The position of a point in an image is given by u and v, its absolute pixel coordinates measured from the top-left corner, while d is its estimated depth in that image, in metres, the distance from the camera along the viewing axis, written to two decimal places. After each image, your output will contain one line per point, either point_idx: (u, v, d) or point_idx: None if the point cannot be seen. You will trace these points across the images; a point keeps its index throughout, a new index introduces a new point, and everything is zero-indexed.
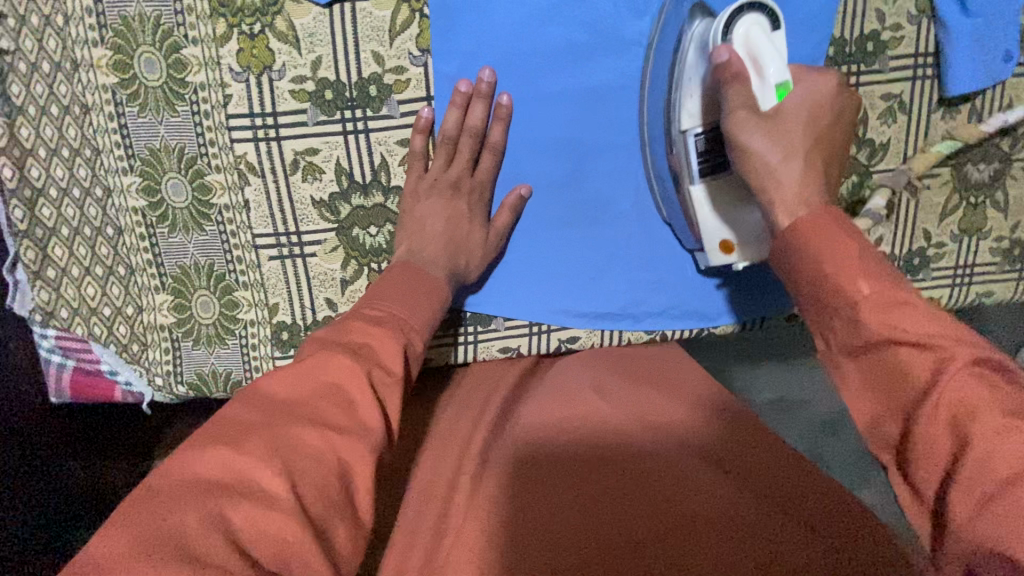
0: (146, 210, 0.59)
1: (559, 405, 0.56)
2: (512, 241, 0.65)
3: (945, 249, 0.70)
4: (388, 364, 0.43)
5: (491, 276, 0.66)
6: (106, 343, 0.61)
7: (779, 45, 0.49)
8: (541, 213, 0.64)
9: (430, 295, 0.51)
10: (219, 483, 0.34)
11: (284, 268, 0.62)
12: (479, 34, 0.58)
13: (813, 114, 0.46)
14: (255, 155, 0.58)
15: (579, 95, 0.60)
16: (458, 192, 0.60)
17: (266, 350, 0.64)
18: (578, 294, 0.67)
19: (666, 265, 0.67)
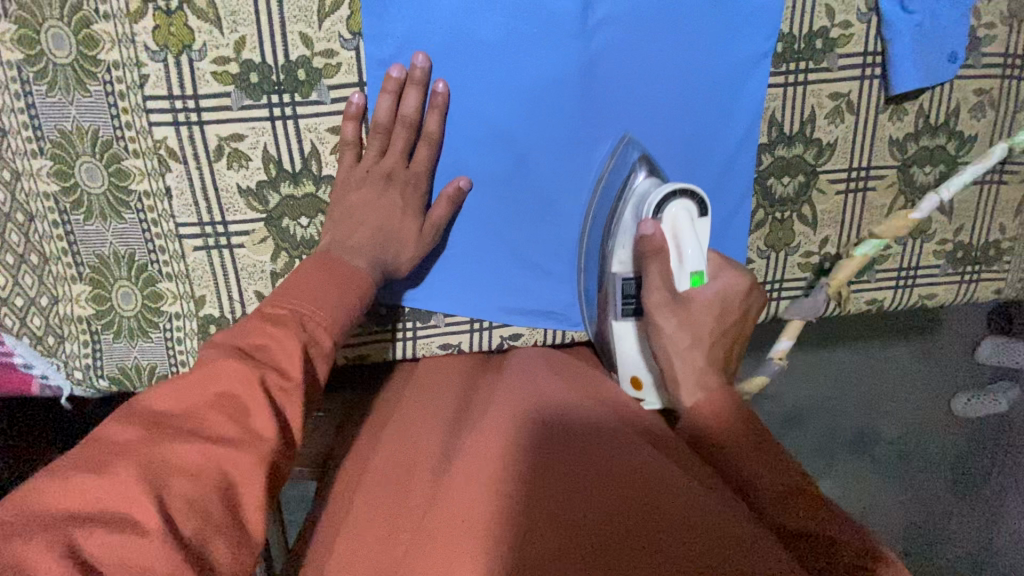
0: (60, 196, 0.56)
1: (529, 391, 0.55)
2: (452, 234, 0.63)
3: (889, 251, 0.70)
4: (287, 367, 0.42)
5: (429, 271, 0.64)
6: (19, 335, 0.58)
7: (702, 231, 0.55)
8: (482, 207, 0.62)
9: (349, 291, 0.49)
10: (84, 508, 0.34)
11: (211, 259, 0.59)
12: (413, 18, 0.55)
13: (723, 309, 0.52)
14: (176, 140, 0.55)
15: (520, 85, 0.58)
16: (391, 184, 0.58)
17: (192, 345, 0.61)
18: (519, 290, 0.65)
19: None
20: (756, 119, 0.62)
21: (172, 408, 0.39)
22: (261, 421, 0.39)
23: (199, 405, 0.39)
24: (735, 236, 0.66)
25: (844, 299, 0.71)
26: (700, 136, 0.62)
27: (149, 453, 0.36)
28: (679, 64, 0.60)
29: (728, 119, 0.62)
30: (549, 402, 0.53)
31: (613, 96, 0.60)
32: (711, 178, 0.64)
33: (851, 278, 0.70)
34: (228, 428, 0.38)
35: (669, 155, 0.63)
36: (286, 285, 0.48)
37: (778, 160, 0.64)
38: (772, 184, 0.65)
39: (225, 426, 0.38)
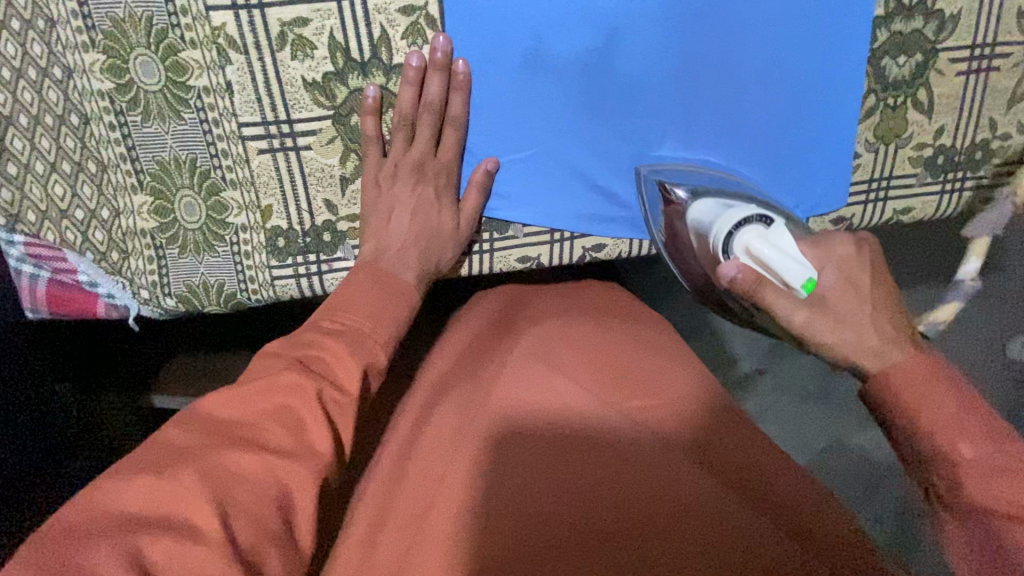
0: (114, 95, 0.51)
1: (555, 384, 0.52)
2: (519, 135, 0.57)
3: (1010, 142, 0.63)
4: (343, 384, 0.43)
5: (509, 188, 0.59)
6: (82, 251, 0.55)
7: (786, 241, 0.45)
8: (558, 100, 0.56)
9: (398, 299, 0.50)
10: (142, 517, 0.35)
11: (277, 162, 0.55)
12: None
13: (853, 285, 0.45)
14: (236, 26, 0.50)
15: None
16: (423, 175, 0.56)
17: (261, 259, 0.57)
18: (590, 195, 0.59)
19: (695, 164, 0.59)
20: None
21: (222, 423, 0.39)
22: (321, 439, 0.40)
23: (253, 418, 0.40)
24: (846, 126, 0.60)
25: (957, 197, 0.64)
26: (809, 19, 0.56)
27: (201, 459, 0.37)
28: None
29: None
30: (572, 399, 0.51)
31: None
32: (823, 56, 0.57)
33: (966, 173, 0.63)
34: (286, 442, 0.39)
35: (777, 32, 0.56)
36: (342, 296, 0.49)
37: (895, 36, 0.58)
38: (887, 65, 0.58)
39: (278, 435, 0.39)
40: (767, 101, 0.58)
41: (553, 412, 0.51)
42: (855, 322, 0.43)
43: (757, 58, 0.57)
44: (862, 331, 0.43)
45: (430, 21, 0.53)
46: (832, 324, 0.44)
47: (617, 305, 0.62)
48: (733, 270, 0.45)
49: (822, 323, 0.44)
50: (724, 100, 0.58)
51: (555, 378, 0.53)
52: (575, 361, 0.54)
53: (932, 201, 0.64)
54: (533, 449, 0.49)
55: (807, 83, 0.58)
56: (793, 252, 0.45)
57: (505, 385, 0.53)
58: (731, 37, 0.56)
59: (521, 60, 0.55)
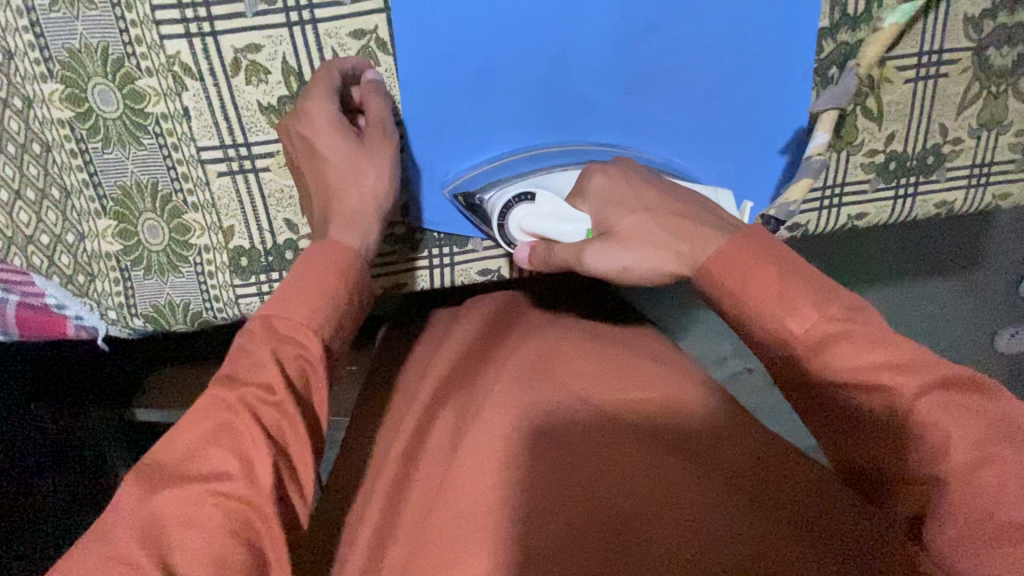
0: (74, 123, 0.53)
1: (561, 369, 0.49)
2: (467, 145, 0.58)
3: (961, 146, 0.64)
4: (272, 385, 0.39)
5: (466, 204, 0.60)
6: (49, 275, 0.56)
7: (548, 202, 0.52)
8: (507, 113, 0.57)
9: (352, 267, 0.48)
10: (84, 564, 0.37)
11: (236, 184, 0.56)
12: None
13: (614, 201, 0.48)
14: (190, 54, 0.52)
15: None
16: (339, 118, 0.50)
17: (225, 279, 0.59)
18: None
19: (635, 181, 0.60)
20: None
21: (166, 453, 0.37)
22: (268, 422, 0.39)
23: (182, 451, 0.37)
24: (796, 136, 0.61)
25: (910, 203, 0.65)
26: (755, 32, 0.57)
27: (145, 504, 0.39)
28: None
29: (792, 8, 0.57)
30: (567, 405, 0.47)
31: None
32: (770, 68, 0.58)
33: (918, 178, 0.65)
34: (230, 464, 0.37)
35: (724, 45, 0.57)
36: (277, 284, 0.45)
37: (841, 47, 0.59)
38: (835, 74, 0.59)
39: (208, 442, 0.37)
40: (713, 111, 0.60)
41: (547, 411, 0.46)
42: (648, 236, 0.45)
43: (705, 71, 0.58)
44: (669, 248, 0.44)
45: (380, 44, 0.54)
46: (626, 247, 0.45)
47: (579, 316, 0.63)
48: (526, 255, 0.52)
49: (614, 244, 0.45)
50: (674, 112, 0.59)
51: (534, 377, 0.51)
52: (562, 358, 0.51)
53: (886, 206, 0.65)
54: (537, 448, 0.42)
55: (756, 95, 0.59)
56: (558, 211, 0.51)
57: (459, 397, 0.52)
58: (680, 52, 0.57)
59: (471, 79, 0.56)
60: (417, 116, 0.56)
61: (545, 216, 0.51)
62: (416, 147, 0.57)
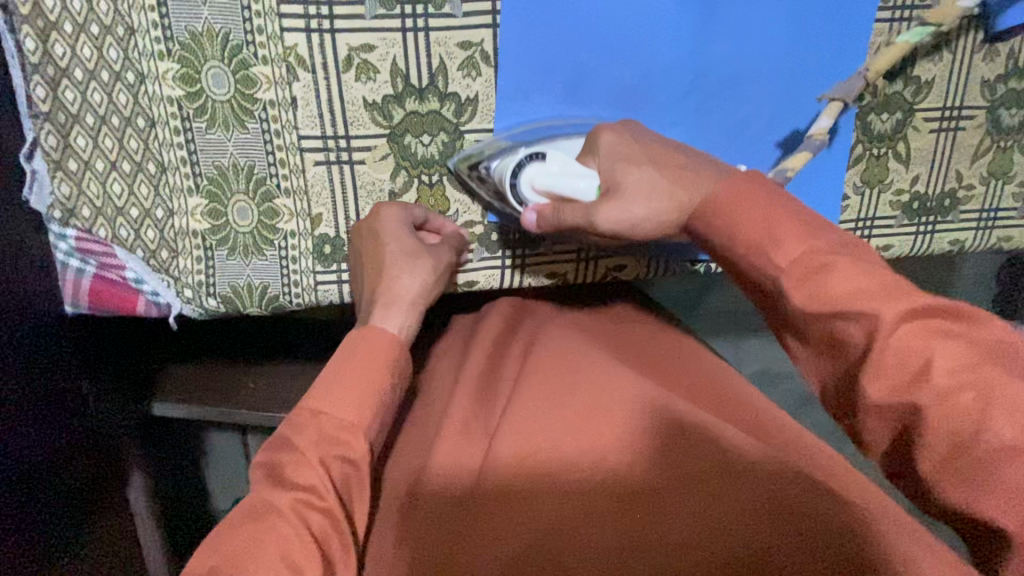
0: (183, 102, 0.54)
1: (571, 365, 0.56)
2: None
3: (973, 192, 0.72)
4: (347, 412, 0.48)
5: None
6: (132, 248, 0.57)
7: (557, 165, 0.52)
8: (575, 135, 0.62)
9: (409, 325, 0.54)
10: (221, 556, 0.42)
11: (331, 174, 0.58)
12: None
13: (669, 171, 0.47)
14: (306, 47, 0.55)
15: (639, 20, 0.59)
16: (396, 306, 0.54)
17: (307, 264, 0.60)
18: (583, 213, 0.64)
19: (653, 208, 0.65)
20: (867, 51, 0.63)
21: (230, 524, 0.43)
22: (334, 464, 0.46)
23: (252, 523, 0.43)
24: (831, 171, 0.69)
25: (929, 239, 0.73)
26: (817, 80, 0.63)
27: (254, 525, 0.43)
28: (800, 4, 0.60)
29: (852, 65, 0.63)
30: (604, 393, 0.53)
31: (738, 34, 0.60)
32: None
33: (936, 218, 0.73)
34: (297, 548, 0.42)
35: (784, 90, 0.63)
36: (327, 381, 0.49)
37: (879, 96, 0.66)
38: (872, 120, 0.67)
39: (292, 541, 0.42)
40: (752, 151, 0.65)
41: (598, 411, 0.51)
42: (647, 192, 0.46)
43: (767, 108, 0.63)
44: (673, 197, 0.46)
45: (484, 56, 0.58)
46: (646, 200, 0.46)
47: (638, 323, 0.67)
48: (532, 215, 0.51)
49: (640, 190, 0.46)
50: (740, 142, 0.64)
51: (583, 365, 0.56)
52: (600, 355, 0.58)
53: (909, 239, 0.73)
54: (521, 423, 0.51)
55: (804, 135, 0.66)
56: (566, 170, 0.51)
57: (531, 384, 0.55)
58: (749, 88, 0.62)
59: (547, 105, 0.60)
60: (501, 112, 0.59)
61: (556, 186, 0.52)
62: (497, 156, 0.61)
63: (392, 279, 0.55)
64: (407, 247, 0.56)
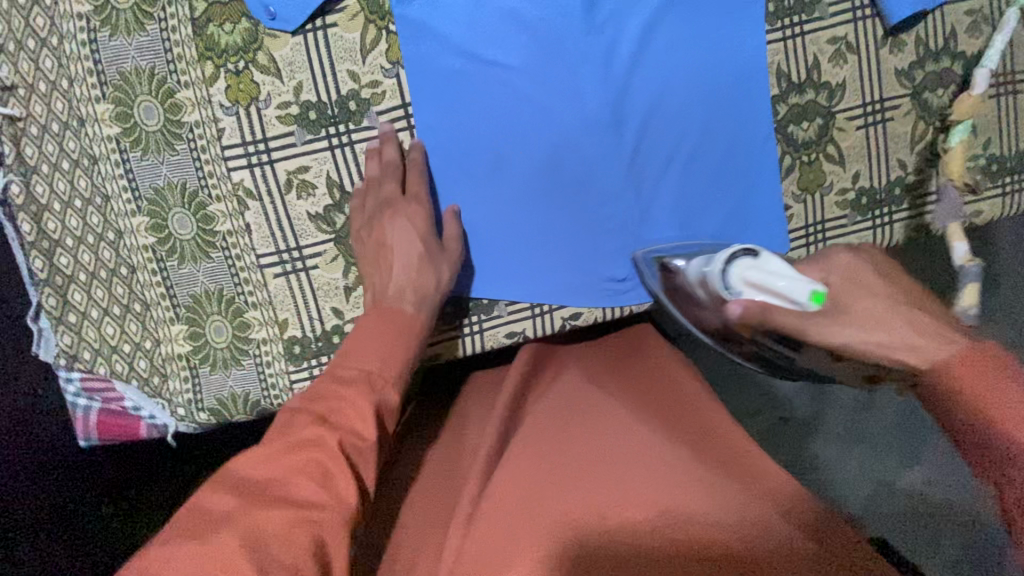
0: (156, 246, 0.63)
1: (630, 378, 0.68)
2: (469, 230, 0.66)
3: (923, 176, 0.71)
4: (362, 419, 0.51)
5: (487, 279, 0.67)
6: (128, 379, 0.63)
7: (772, 263, 0.52)
8: (508, 199, 0.66)
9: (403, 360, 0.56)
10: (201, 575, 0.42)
11: (290, 282, 0.65)
12: (439, 53, 0.62)
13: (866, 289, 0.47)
14: (252, 180, 0.62)
15: (547, 90, 0.64)
16: (412, 235, 0.62)
17: (280, 366, 0.65)
18: (538, 271, 0.68)
19: (598, 256, 0.68)
20: (765, 71, 0.67)
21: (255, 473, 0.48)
22: (345, 487, 0.47)
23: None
24: (769, 184, 0.69)
25: (890, 229, 0.72)
26: (727, 100, 0.67)
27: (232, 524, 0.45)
28: (693, 39, 0.65)
29: (752, 87, 0.67)
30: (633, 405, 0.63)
31: (649, 78, 0.65)
32: (738, 128, 0.67)
33: (891, 208, 0.72)
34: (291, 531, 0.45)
35: (699, 117, 0.67)
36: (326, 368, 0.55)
37: (793, 108, 0.68)
38: (793, 131, 0.69)
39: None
40: (687, 176, 0.68)
41: (623, 396, 0.64)
42: (881, 319, 0.44)
43: (686, 137, 0.67)
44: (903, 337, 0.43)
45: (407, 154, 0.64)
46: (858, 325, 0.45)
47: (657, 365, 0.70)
48: (739, 307, 0.53)
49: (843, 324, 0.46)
50: (670, 172, 0.67)
51: (588, 393, 0.65)
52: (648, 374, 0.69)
53: (867, 235, 0.72)
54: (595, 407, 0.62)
55: (730, 154, 0.68)
56: (782, 269, 0.51)
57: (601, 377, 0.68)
58: (666, 123, 0.66)
59: (473, 181, 0.65)
60: (434, 196, 0.65)
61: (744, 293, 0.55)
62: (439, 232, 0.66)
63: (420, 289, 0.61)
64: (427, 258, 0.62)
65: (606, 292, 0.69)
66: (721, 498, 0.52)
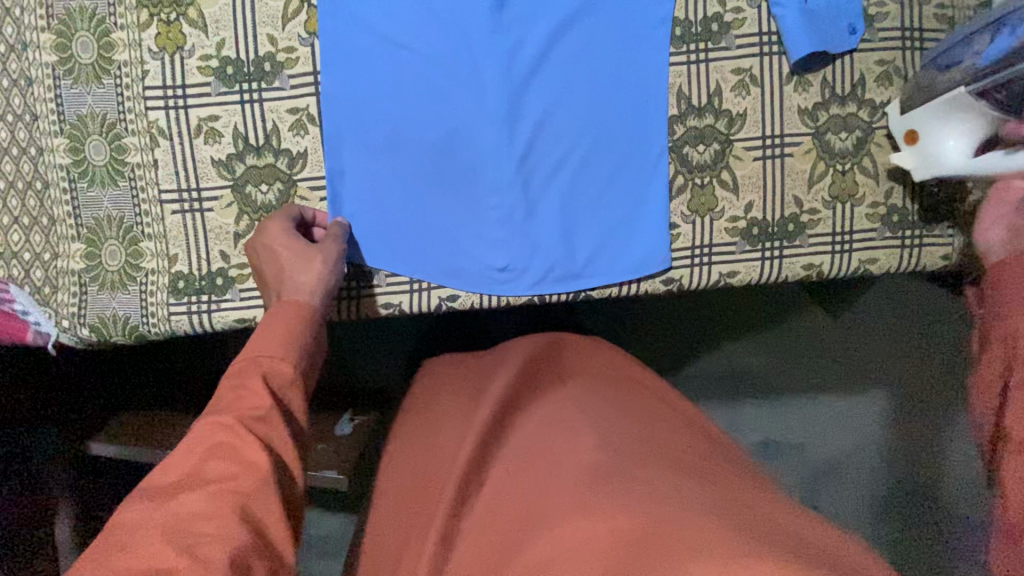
0: (70, 167, 0.68)
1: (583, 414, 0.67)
2: (362, 200, 0.70)
3: (819, 215, 0.72)
4: (257, 403, 0.51)
5: (374, 249, 0.71)
6: (22, 285, 0.69)
7: None
8: (402, 177, 0.69)
9: (297, 347, 0.57)
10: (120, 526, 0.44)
11: (184, 220, 0.69)
12: (352, 30, 0.67)
13: None
14: (166, 120, 0.68)
15: (452, 79, 0.68)
16: (281, 250, 0.63)
17: (163, 298, 0.69)
18: (421, 257, 0.71)
19: (479, 253, 0.71)
20: (664, 90, 0.69)
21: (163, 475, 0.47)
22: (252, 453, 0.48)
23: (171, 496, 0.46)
24: (657, 199, 0.70)
25: (778, 263, 0.72)
26: (623, 112, 0.69)
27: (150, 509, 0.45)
28: (597, 51, 0.68)
29: (649, 103, 0.69)
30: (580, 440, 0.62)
31: (550, 82, 0.68)
32: (632, 141, 0.69)
33: (782, 242, 0.72)
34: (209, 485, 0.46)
35: (595, 126, 0.69)
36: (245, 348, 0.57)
37: (691, 130, 0.70)
38: (689, 152, 0.70)
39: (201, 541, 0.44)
40: (576, 180, 0.69)
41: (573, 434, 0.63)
42: None
43: (573, 150, 0.69)
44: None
45: (310, 118, 0.68)
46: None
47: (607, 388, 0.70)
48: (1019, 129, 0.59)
49: None
50: (561, 173, 0.70)
51: (544, 435, 0.64)
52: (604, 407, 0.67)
53: (755, 266, 0.72)
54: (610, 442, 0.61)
55: (621, 164, 0.69)
56: None
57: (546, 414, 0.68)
58: (554, 134, 0.69)
59: (369, 154, 0.69)
60: (330, 162, 0.69)
61: (920, 142, 0.66)
62: (333, 198, 0.70)
63: (285, 260, 0.63)
64: (291, 241, 0.64)
65: (482, 287, 0.71)
66: (684, 503, 0.51)
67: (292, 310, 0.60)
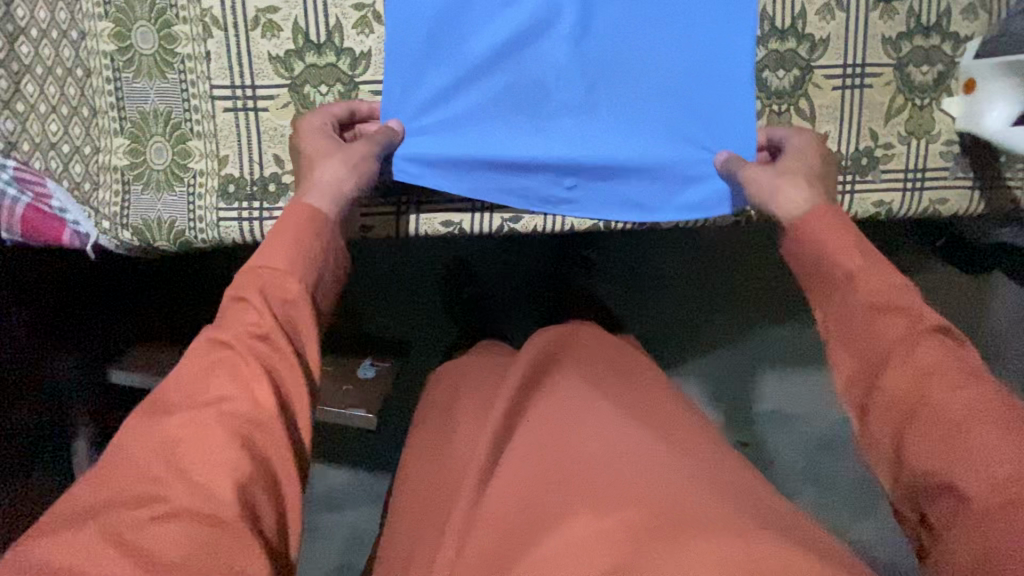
0: (115, 55, 0.63)
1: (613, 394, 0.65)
2: (422, 120, 0.65)
3: (893, 150, 0.70)
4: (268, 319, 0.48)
5: (430, 173, 0.66)
6: (60, 180, 0.64)
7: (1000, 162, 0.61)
8: (466, 99, 0.66)
9: (310, 266, 0.52)
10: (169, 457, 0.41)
11: (237, 120, 0.65)
12: None
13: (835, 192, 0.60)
14: (221, 9, 0.63)
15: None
16: (307, 147, 0.59)
17: (212, 202, 0.65)
18: (481, 183, 0.66)
19: (540, 170, 0.67)
20: (752, 7, 0.65)
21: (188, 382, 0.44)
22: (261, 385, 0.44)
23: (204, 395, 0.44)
24: (740, 127, 0.66)
25: (849, 198, 0.70)
26: (703, 36, 0.65)
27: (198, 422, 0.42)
28: None
29: (735, 22, 0.65)
30: (614, 416, 0.60)
31: (627, 3, 0.65)
32: (712, 68, 0.66)
33: (855, 177, 0.70)
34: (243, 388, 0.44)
35: (673, 50, 0.65)
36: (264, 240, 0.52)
37: (771, 53, 0.67)
38: (768, 77, 0.68)
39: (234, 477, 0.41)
40: (650, 109, 0.66)
41: (609, 408, 0.62)
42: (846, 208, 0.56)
43: (650, 74, 0.66)
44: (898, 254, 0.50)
45: (376, 16, 0.64)
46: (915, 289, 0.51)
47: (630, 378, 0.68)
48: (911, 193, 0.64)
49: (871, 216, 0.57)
50: (632, 101, 0.66)
51: (578, 405, 0.62)
52: (633, 395, 0.66)
53: None
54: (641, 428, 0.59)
55: (698, 94, 0.66)
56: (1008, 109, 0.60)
57: (577, 384, 0.65)
58: (631, 58, 0.66)
59: (434, 70, 0.65)
60: (391, 75, 0.64)
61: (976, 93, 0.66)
62: (390, 113, 0.64)
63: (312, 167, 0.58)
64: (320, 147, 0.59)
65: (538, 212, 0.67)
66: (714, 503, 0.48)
67: (302, 211, 0.54)
